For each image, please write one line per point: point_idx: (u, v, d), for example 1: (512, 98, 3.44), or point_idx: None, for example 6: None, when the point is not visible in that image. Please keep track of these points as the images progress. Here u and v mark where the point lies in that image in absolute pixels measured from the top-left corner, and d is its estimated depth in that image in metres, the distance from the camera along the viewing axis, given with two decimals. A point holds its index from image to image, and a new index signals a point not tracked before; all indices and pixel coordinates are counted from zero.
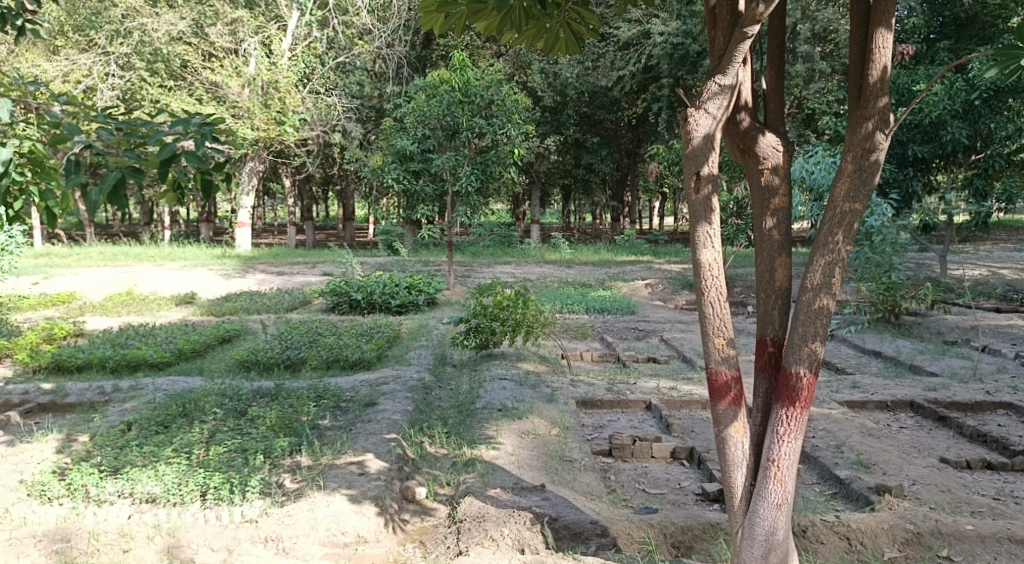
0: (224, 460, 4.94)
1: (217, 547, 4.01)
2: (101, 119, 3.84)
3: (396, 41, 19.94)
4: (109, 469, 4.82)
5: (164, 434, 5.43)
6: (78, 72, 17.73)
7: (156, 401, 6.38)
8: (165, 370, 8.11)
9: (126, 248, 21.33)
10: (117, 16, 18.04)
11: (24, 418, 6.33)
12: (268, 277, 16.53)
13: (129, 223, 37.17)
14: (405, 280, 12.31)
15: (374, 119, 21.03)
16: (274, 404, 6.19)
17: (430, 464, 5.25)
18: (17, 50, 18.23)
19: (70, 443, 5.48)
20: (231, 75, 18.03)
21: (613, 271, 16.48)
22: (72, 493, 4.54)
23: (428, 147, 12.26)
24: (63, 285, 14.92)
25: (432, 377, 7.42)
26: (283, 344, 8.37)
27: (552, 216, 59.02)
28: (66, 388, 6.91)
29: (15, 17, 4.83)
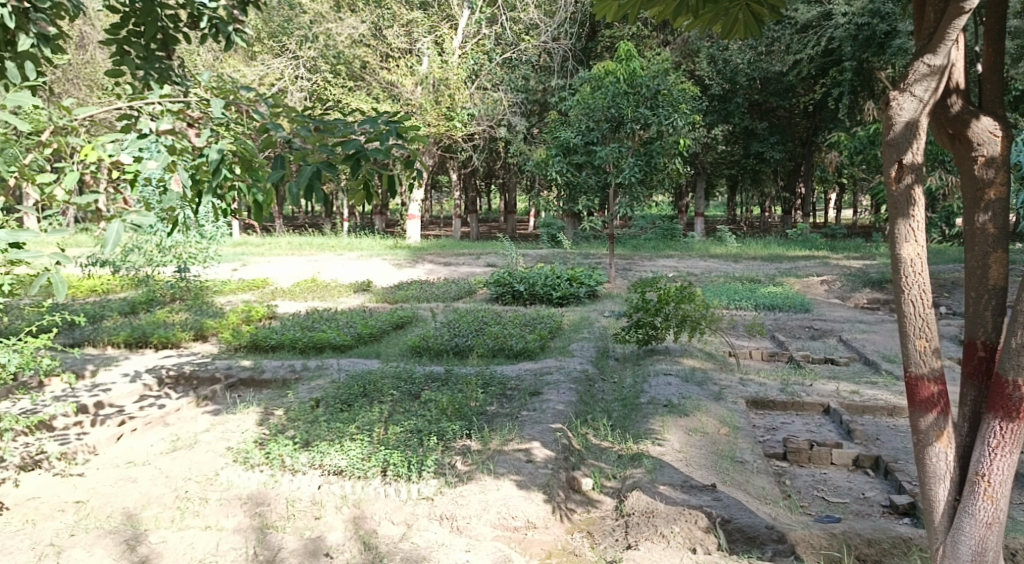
0: (402, 439, 5.20)
1: (397, 521, 4.23)
2: (301, 118, 4.15)
3: (562, 35, 20.01)
4: (301, 442, 5.21)
5: (347, 412, 5.80)
6: (271, 75, 19.27)
7: (339, 380, 6.83)
8: (346, 352, 8.65)
9: (311, 238, 22.97)
10: (306, 22, 19.38)
11: (228, 391, 6.99)
12: (436, 267, 17.18)
13: (311, 215, 39.96)
14: (567, 273, 12.37)
15: (538, 112, 21.26)
16: (444, 389, 6.44)
17: (595, 456, 5.26)
18: (221, 58, 20.06)
19: (268, 416, 5.98)
20: (406, 75, 18.97)
21: (784, 267, 15.72)
22: (270, 461, 4.93)
23: (592, 140, 12.23)
24: (258, 271, 16.31)
25: (596, 369, 7.41)
26: (450, 333, 8.70)
27: (718, 209, 57.11)
28: (262, 366, 7.56)
29: (226, 24, 5.30)
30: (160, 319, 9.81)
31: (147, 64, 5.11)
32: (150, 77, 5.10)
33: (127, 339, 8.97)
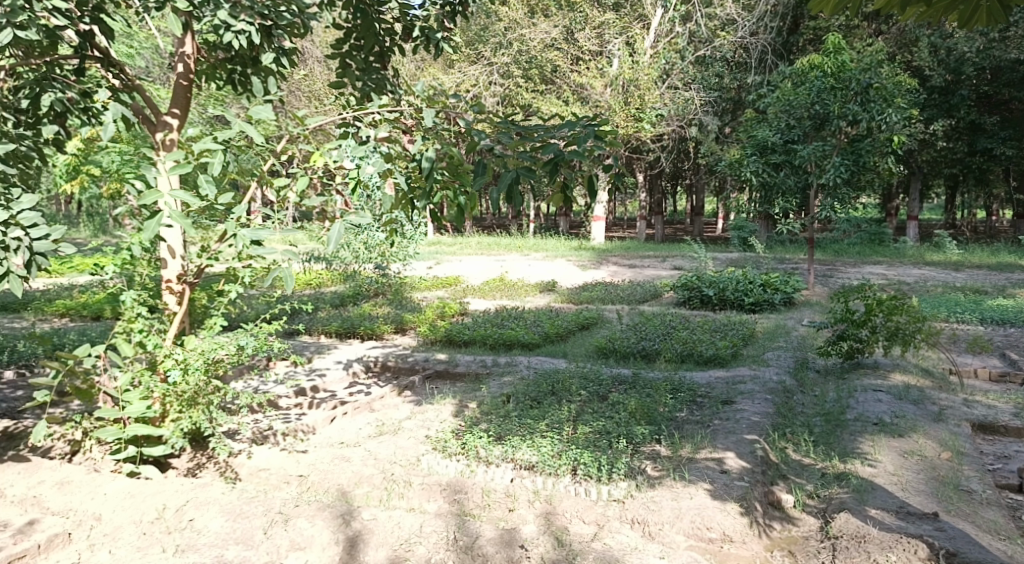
0: (591, 439, 5.22)
1: (588, 520, 4.25)
2: (504, 124, 4.29)
3: (761, 29, 19.02)
4: (495, 435, 5.37)
5: (537, 409, 5.91)
6: (467, 82, 20.14)
7: (528, 378, 6.98)
8: (534, 351, 8.81)
9: (499, 239, 23.67)
10: (501, 30, 20.13)
11: (425, 382, 7.37)
12: (621, 269, 17.09)
13: (499, 217, 41.23)
14: (760, 278, 11.85)
15: (732, 110, 20.53)
16: (633, 392, 6.38)
17: (796, 472, 4.99)
18: (422, 67, 21.22)
19: (462, 408, 6.23)
20: (596, 77, 19.12)
21: (1015, 277, 14.08)
22: (466, 452, 5.13)
23: (792, 138, 11.63)
24: (451, 269, 17.06)
25: (794, 381, 7.02)
26: (637, 336, 8.62)
27: (933, 213, 52.18)
28: (456, 359, 7.90)
29: (435, 33, 5.58)
30: (366, 312, 10.53)
31: (365, 75, 5.50)
32: (368, 88, 5.47)
33: (338, 329, 9.71)
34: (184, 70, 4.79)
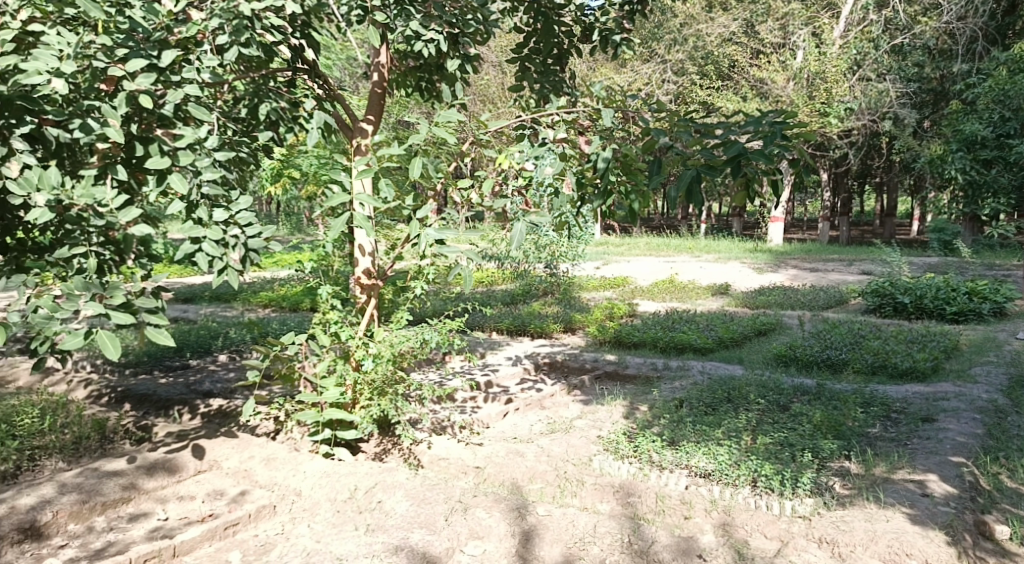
0: (773, 450, 4.98)
1: (771, 535, 4.09)
2: (683, 121, 4.20)
3: (971, 12, 16.74)
4: (668, 440, 5.27)
5: (712, 416, 5.73)
6: (640, 81, 19.90)
7: (703, 383, 6.78)
8: (708, 355, 8.56)
9: (669, 239, 23.24)
10: (676, 25, 19.58)
11: (595, 383, 7.36)
12: (802, 273, 16.20)
13: (668, 216, 40.50)
14: (964, 285, 10.81)
15: (932, 102, 18.97)
16: (818, 403, 6.04)
17: (1012, 501, 4.52)
18: (594, 67, 21.20)
19: (634, 411, 6.17)
20: (778, 70, 18.33)
21: None
22: (638, 455, 5.06)
23: (1007, 132, 10.51)
24: (620, 270, 16.93)
25: (1006, 400, 6.34)
26: (822, 344, 8.14)
27: None
28: (626, 361, 7.82)
29: (614, 34, 5.54)
30: (535, 311, 10.67)
31: (543, 78, 5.60)
32: (545, 91, 5.57)
33: (509, 326, 9.89)
34: (379, 79, 5.10)
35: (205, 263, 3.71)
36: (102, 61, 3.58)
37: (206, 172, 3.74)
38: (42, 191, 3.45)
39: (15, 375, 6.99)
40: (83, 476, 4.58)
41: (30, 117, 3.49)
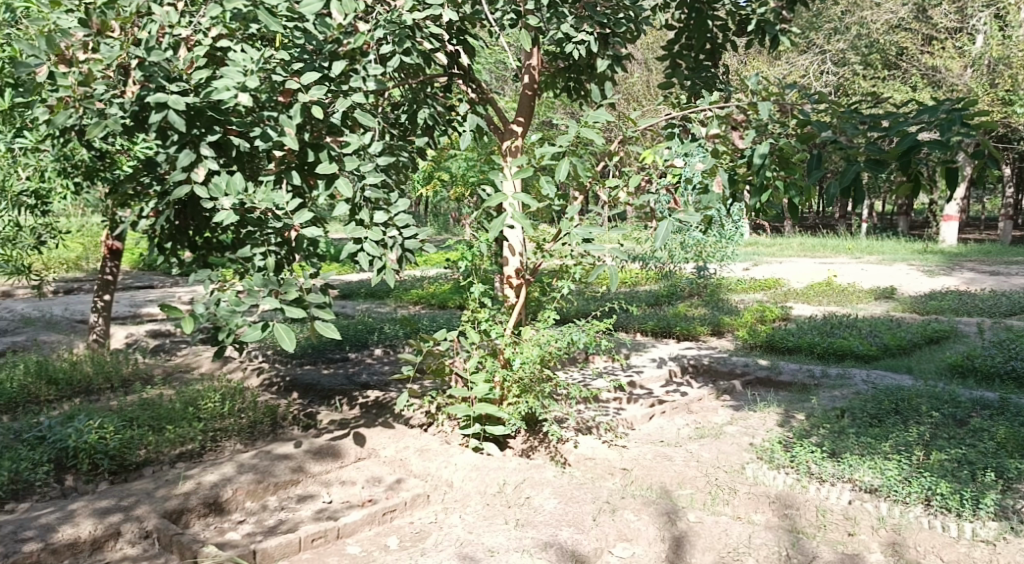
0: (949, 467, 4.61)
1: (948, 559, 3.79)
2: (847, 113, 3.97)
3: None
4: (829, 451, 5.01)
5: (878, 428, 5.38)
6: (796, 73, 19.00)
7: (866, 393, 6.39)
8: (870, 363, 8.06)
9: (826, 240, 22.07)
10: (837, 14, 18.67)
11: (747, 388, 7.12)
12: (979, 276, 14.89)
13: (824, 215, 38.47)
14: None
15: None
16: (999, 419, 5.54)
17: None
18: (747, 61, 20.46)
19: (790, 419, 5.91)
20: (954, 57, 16.87)
21: None
22: (796, 466, 4.84)
23: None
24: (772, 271, 16.27)
25: None
26: (1005, 354, 7.44)
27: None
28: (780, 367, 7.50)
29: (773, 26, 5.29)
30: (683, 312, 10.45)
31: (695, 74, 5.46)
32: (696, 87, 5.42)
33: (654, 328, 9.74)
34: (530, 81, 5.16)
35: (366, 262, 3.91)
36: (280, 75, 3.90)
37: (369, 176, 3.94)
38: (227, 196, 3.75)
39: (199, 362, 7.65)
40: (258, 457, 4.97)
41: (218, 126, 3.82)
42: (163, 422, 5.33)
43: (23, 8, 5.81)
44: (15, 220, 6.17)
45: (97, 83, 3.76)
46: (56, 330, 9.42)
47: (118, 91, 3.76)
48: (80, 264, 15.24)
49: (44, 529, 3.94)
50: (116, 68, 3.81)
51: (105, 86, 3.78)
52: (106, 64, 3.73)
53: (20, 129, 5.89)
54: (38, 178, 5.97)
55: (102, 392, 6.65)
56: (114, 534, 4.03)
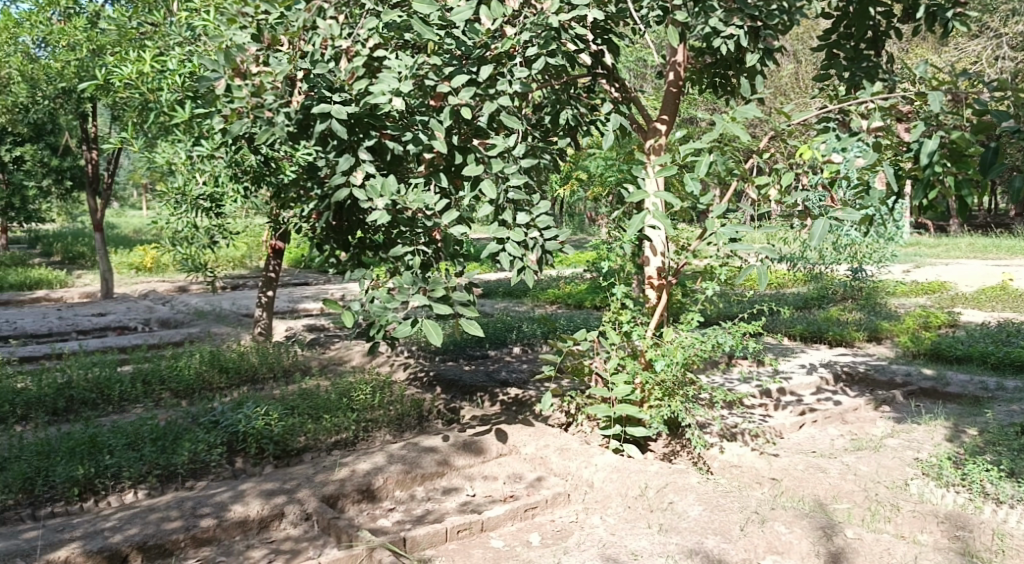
0: None
1: None
2: None
3: None
4: (1007, 470, 4.61)
5: None
6: (966, 60, 17.56)
7: None
8: None
9: (999, 240, 20.26)
10: None
11: (909, 399, 6.66)
12: None
13: (997, 214, 35.32)
14: None
15: None
16: None
17: None
18: (910, 49, 19.13)
19: (959, 434, 5.48)
20: None
21: None
22: (969, 484, 4.49)
23: None
24: (936, 274, 15.12)
25: None
26: None
27: None
28: (947, 377, 6.96)
29: (946, 11, 4.90)
30: (835, 316, 9.91)
31: (855, 65, 5.16)
32: (856, 78, 5.11)
33: (803, 332, 9.29)
34: (675, 78, 5.03)
35: (507, 262, 3.96)
36: (432, 79, 4.06)
37: (513, 177, 3.99)
38: (380, 196, 3.92)
39: (350, 355, 8.05)
40: (406, 449, 5.17)
41: (373, 131, 4.03)
42: (320, 411, 5.62)
43: (202, 27, 6.31)
44: (193, 221, 6.71)
45: (268, 93, 4.07)
46: (225, 323, 10.21)
47: (285, 100, 4.06)
48: (245, 262, 16.41)
49: (218, 506, 4.29)
50: (284, 79, 4.10)
51: (274, 96, 4.08)
52: (276, 76, 4.03)
53: (200, 138, 6.45)
54: (213, 183, 6.46)
55: (265, 382, 7.16)
56: (279, 514, 4.34)
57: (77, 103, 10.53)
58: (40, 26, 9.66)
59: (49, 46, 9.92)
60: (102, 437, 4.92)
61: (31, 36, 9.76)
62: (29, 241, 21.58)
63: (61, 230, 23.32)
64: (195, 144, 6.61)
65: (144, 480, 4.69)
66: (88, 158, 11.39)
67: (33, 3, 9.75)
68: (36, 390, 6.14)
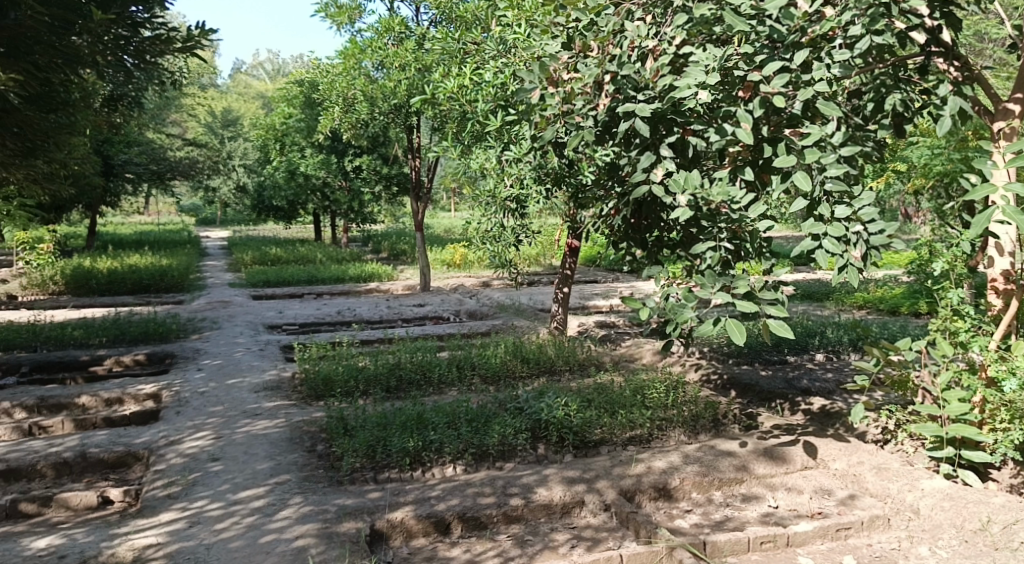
0: None
1: None
2: None
3: None
4: None
5: None
6: None
7: None
8: None
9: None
10: None
11: None
12: None
13: None
14: None
15: None
16: None
17: None
18: None
19: None
20: None
21: None
22: None
23: None
24: None
25: None
26: None
27: None
28: None
29: None
30: None
31: None
32: None
33: None
34: None
35: (824, 258, 3.69)
36: (743, 69, 3.90)
37: (830, 168, 3.71)
38: (683, 190, 3.83)
39: (642, 353, 8.10)
40: (703, 451, 5.07)
41: (678, 127, 3.99)
42: (617, 405, 5.72)
43: (515, 39, 6.70)
44: (502, 221, 7.22)
45: (578, 99, 4.21)
46: (524, 316, 10.82)
47: (594, 104, 4.17)
48: (541, 260, 17.25)
49: (526, 488, 4.59)
50: (593, 83, 4.21)
51: (584, 101, 4.21)
52: (585, 80, 4.15)
53: (509, 143, 6.86)
54: (520, 186, 6.85)
55: (562, 374, 7.47)
56: (580, 502, 4.54)
57: (406, 116, 11.83)
58: (379, 51, 11.00)
59: (385, 68, 11.26)
60: (426, 414, 5.48)
61: (372, 60, 11.15)
62: (363, 240, 24.73)
63: (389, 231, 26.40)
64: (505, 150, 7.05)
65: (461, 457, 5.14)
66: (412, 165, 12.74)
67: (374, 31, 11.13)
68: (373, 369, 7.02)
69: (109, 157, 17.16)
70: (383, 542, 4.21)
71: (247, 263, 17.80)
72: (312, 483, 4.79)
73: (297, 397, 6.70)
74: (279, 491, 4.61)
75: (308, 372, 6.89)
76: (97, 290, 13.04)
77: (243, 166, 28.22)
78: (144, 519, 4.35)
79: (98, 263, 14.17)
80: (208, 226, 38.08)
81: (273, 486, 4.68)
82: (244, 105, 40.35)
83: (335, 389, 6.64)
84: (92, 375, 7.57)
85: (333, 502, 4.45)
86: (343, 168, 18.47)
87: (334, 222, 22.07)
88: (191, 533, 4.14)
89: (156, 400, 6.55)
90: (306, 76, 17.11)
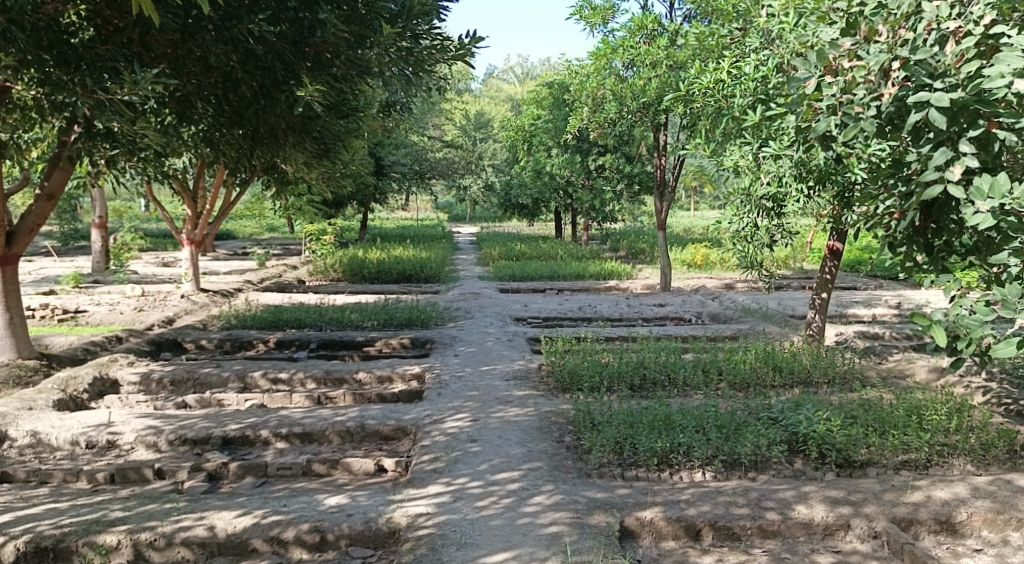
0: None
1: None
2: None
3: None
4: None
5: None
6: None
7: None
8: None
9: None
10: None
11: None
12: None
13: None
14: None
15: None
16: None
17: None
18: None
19: None
20: None
21: None
22: None
23: None
24: None
25: None
26: None
27: None
28: None
29: None
30: None
31: None
32: None
33: None
34: None
35: None
36: None
37: None
38: (985, 195, 3.38)
39: (914, 369, 7.35)
40: (996, 484, 4.64)
41: (984, 120, 3.51)
42: (887, 425, 5.25)
43: (779, 29, 6.36)
44: (756, 221, 6.94)
45: (859, 88, 3.83)
46: (774, 321, 10.29)
47: (878, 93, 3.78)
48: (791, 263, 16.32)
49: (783, 503, 4.39)
50: (878, 71, 3.83)
51: (866, 90, 3.83)
52: (870, 69, 3.78)
53: (766, 138, 6.53)
54: (777, 183, 6.39)
55: (819, 386, 7.01)
56: (845, 525, 4.28)
57: (654, 115, 11.63)
58: (631, 50, 11.01)
59: (635, 66, 11.25)
60: (674, 416, 5.40)
61: (622, 60, 11.18)
62: (603, 238, 24.98)
63: (628, 229, 26.39)
64: (762, 146, 6.70)
65: (711, 463, 5.00)
66: (658, 164, 12.56)
67: (627, 30, 11.18)
68: (617, 365, 7.06)
69: (381, 159, 18.88)
70: (633, 539, 4.24)
71: (495, 258, 18.74)
72: (562, 472, 4.92)
73: (546, 387, 6.91)
74: (533, 477, 4.80)
75: (556, 365, 7.09)
76: (369, 278, 14.41)
77: (494, 165, 29.70)
78: (414, 489, 4.74)
79: (370, 253, 15.65)
80: (458, 221, 40.54)
81: (527, 471, 4.87)
82: (493, 107, 42.42)
83: (582, 384, 6.76)
84: (367, 354, 8.36)
85: (583, 493, 4.54)
86: (588, 167, 18.77)
87: (575, 220, 22.46)
88: (455, 507, 4.44)
89: (420, 381, 7.14)
90: (556, 78, 17.61)
